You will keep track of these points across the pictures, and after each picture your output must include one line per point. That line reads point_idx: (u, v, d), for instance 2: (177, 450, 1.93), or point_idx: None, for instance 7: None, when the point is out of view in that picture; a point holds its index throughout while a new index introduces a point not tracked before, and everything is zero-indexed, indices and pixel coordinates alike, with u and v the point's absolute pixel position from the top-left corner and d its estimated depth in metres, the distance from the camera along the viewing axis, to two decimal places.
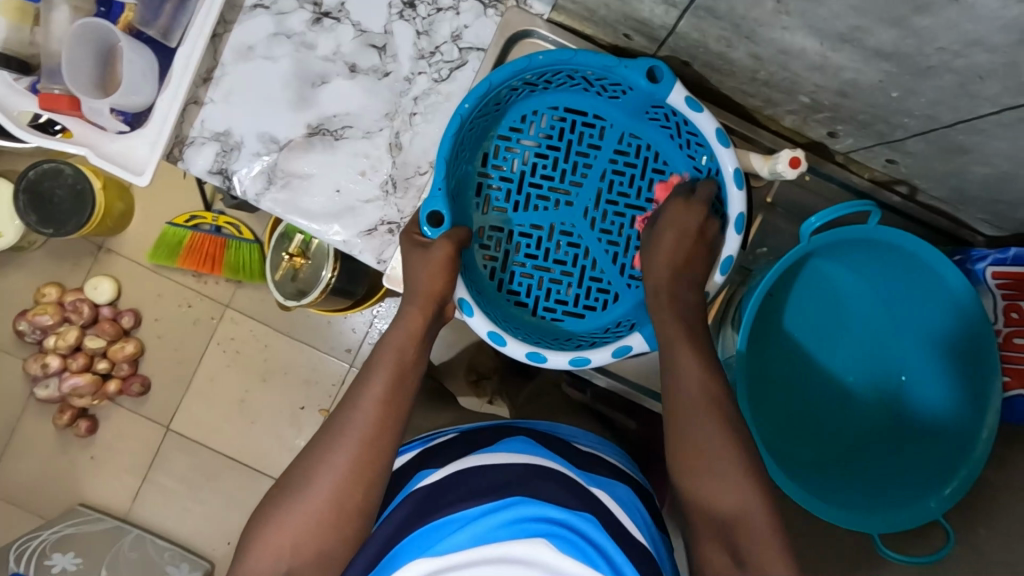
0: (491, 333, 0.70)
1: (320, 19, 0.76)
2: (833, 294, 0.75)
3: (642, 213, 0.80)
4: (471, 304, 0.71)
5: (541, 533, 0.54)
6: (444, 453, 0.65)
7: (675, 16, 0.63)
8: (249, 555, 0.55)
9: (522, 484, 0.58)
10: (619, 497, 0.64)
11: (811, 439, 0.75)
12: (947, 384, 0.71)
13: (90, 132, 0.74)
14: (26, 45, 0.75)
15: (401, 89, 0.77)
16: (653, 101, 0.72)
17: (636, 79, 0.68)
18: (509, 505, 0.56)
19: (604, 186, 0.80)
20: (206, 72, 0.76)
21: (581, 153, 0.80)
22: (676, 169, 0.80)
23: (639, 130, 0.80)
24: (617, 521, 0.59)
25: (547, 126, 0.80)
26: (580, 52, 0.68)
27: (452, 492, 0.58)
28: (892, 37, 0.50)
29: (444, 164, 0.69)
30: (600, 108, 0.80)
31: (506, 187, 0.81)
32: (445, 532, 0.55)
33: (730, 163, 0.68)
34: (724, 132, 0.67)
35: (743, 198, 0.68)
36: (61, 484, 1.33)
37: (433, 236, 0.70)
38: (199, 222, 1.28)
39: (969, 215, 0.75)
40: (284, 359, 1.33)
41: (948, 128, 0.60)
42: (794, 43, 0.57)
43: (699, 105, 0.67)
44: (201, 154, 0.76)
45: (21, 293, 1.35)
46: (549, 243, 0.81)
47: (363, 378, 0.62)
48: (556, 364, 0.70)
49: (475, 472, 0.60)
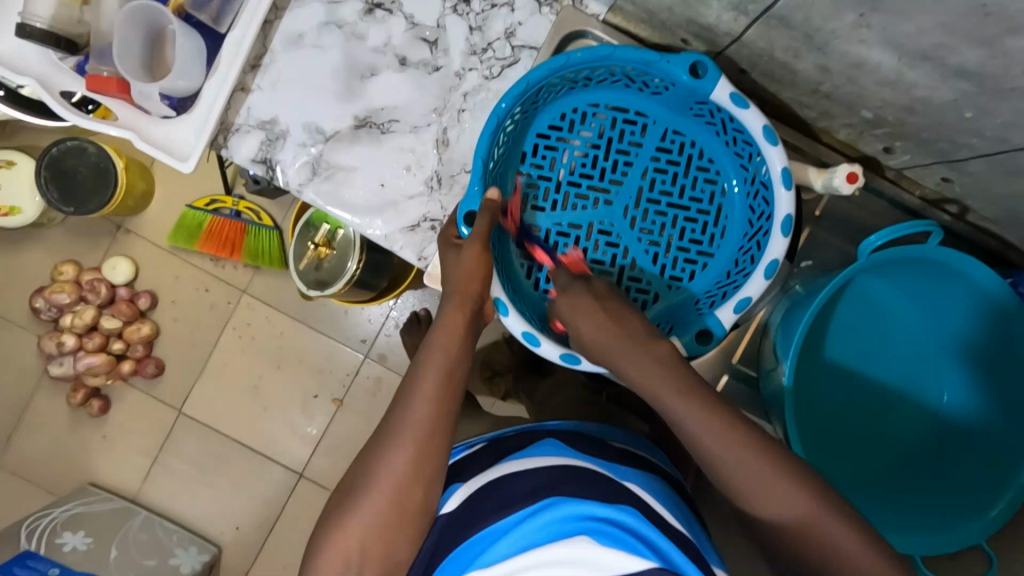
0: (525, 333, 0.70)
1: (372, 10, 0.75)
2: (880, 315, 0.74)
3: (686, 211, 0.79)
4: (507, 303, 0.70)
5: (583, 531, 0.52)
6: (473, 466, 0.66)
7: (744, 23, 0.62)
8: (317, 555, 0.55)
9: (553, 486, 0.57)
10: (654, 491, 0.63)
11: (844, 456, 0.74)
12: (981, 411, 0.72)
13: (135, 115, 0.73)
14: (75, 23, 0.73)
15: (450, 85, 0.76)
16: (696, 96, 0.71)
17: (678, 74, 0.67)
18: (545, 507, 0.54)
19: (646, 184, 0.79)
20: (254, 58, 0.75)
21: (622, 151, 0.79)
22: (721, 168, 0.79)
23: (683, 126, 0.79)
24: (657, 515, 0.58)
25: (588, 124, 0.79)
26: (619, 48, 0.67)
27: (486, 502, 0.58)
28: (978, 57, 0.49)
29: (481, 166, 0.68)
30: (643, 104, 0.79)
31: (545, 185, 0.80)
32: (487, 543, 0.54)
33: (786, 208, 0.67)
34: (771, 130, 0.66)
35: (792, 200, 0.67)
36: (72, 462, 1.33)
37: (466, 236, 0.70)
38: (219, 206, 1.27)
39: (1019, 238, 0.74)
40: (300, 346, 1.32)
41: (1017, 150, 0.59)
42: (869, 57, 0.56)
43: (746, 101, 0.66)
44: (245, 143, 0.75)
45: (38, 268, 1.34)
46: (587, 242, 0.79)
47: (412, 377, 0.61)
48: (588, 368, 0.69)
49: (509, 480, 0.60)
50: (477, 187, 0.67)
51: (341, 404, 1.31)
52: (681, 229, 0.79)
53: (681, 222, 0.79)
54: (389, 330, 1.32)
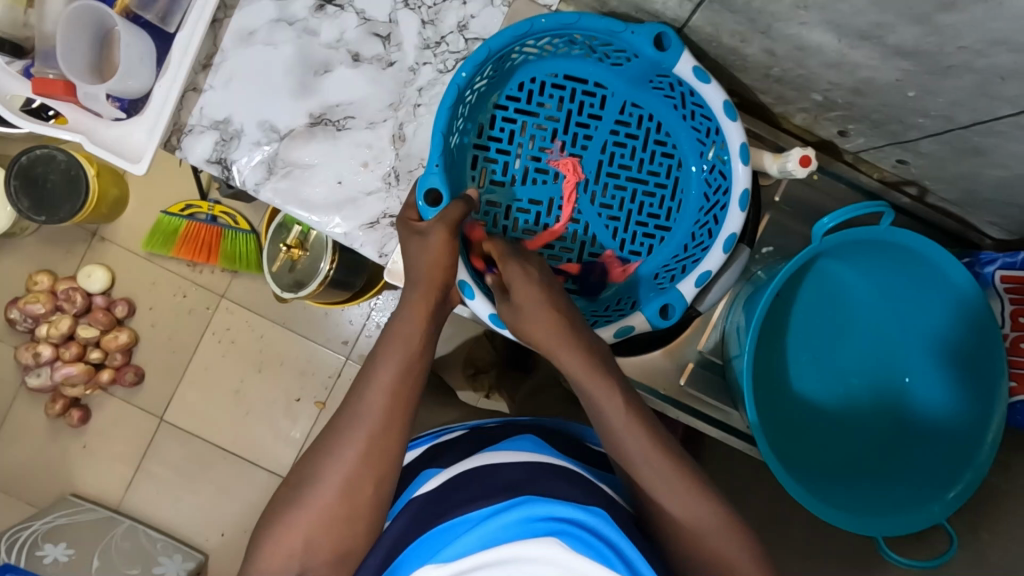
0: (491, 317, 0.69)
1: (323, 6, 0.74)
2: (835, 298, 0.75)
3: (644, 186, 0.79)
4: (472, 286, 0.69)
5: (550, 532, 0.50)
6: (451, 452, 0.65)
7: (689, 8, 0.63)
8: (276, 550, 0.55)
9: (529, 485, 0.55)
10: (631, 497, 0.62)
11: (817, 448, 0.75)
12: (946, 380, 0.72)
13: (84, 119, 0.72)
14: (20, 27, 0.74)
15: (404, 79, 0.75)
16: (658, 69, 0.70)
17: (643, 45, 0.66)
18: (517, 504, 0.52)
19: (605, 158, 0.78)
20: (206, 58, 0.74)
21: (581, 124, 0.78)
22: (678, 141, 0.78)
23: (641, 98, 0.78)
24: (630, 523, 0.57)
25: (546, 95, 0.77)
26: (586, 16, 0.66)
27: (459, 492, 0.57)
28: (914, 34, 0.50)
29: (440, 140, 0.67)
30: (601, 75, 0.77)
31: (504, 160, 0.78)
32: (454, 534, 0.53)
33: (742, 182, 0.68)
34: (731, 104, 0.66)
35: (747, 174, 0.68)
36: (53, 474, 1.32)
37: (431, 217, 0.67)
38: (194, 211, 1.26)
39: (979, 218, 0.75)
40: (280, 350, 1.32)
41: (963, 129, 0.59)
42: (812, 39, 0.57)
43: (707, 76, 0.66)
44: (199, 143, 0.74)
45: (13, 278, 1.33)
46: (548, 218, 0.79)
47: (369, 368, 0.60)
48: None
49: (484, 472, 0.58)
50: (436, 163, 0.66)
51: (324, 406, 1.31)
52: (640, 203, 0.79)
53: (640, 197, 0.79)
54: (371, 331, 1.31)
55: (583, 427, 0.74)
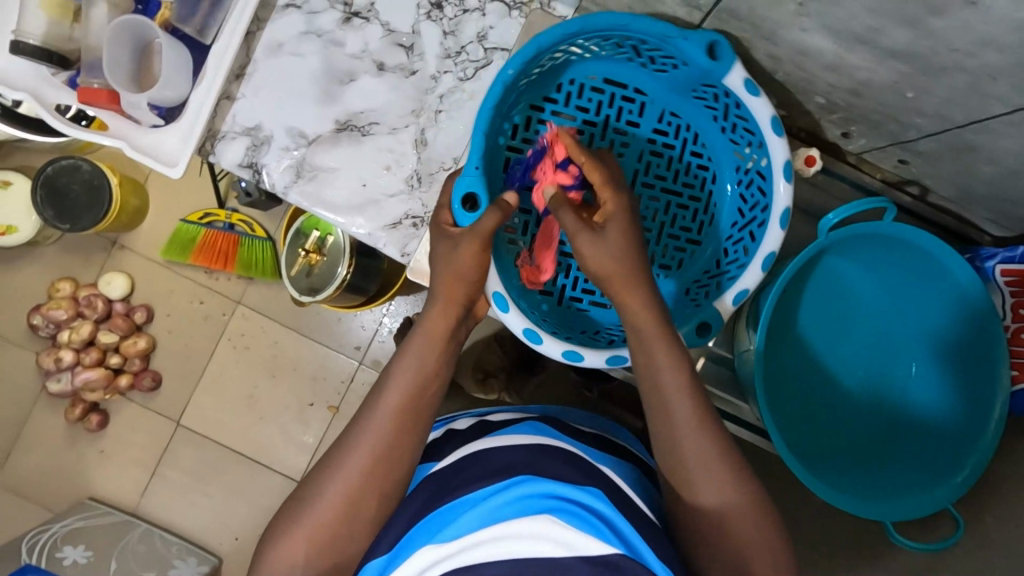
0: (526, 331, 0.71)
1: (350, 18, 0.78)
2: (842, 293, 0.77)
3: (679, 198, 0.82)
4: (505, 299, 0.70)
5: (545, 510, 0.52)
6: (451, 442, 0.67)
7: (697, 18, 0.68)
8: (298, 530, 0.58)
9: (526, 466, 0.58)
10: (629, 476, 0.64)
11: (829, 439, 0.77)
12: (949, 370, 0.75)
13: (126, 127, 0.76)
14: (66, 40, 0.76)
15: (426, 87, 0.79)
16: (706, 78, 0.72)
17: (695, 54, 0.66)
18: (513, 484, 0.55)
19: (642, 167, 0.81)
20: (238, 68, 0.78)
21: (619, 130, 0.81)
22: (714, 155, 0.81)
23: (680, 108, 0.81)
24: (625, 499, 0.58)
25: (584, 97, 0.80)
26: (638, 19, 0.66)
27: (460, 475, 0.59)
28: (908, 38, 0.53)
29: (480, 141, 0.69)
30: (643, 80, 0.80)
31: None
32: (452, 516, 0.54)
33: (784, 201, 0.69)
34: (778, 120, 0.67)
35: (791, 192, 0.68)
36: (70, 478, 1.35)
37: (467, 224, 0.67)
38: (212, 219, 1.31)
39: (977, 215, 0.78)
40: (294, 355, 1.35)
41: (957, 126, 0.62)
42: (813, 44, 0.61)
43: (757, 88, 0.67)
44: (231, 148, 0.79)
45: (35, 286, 1.36)
46: None
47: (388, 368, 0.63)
48: (593, 363, 0.70)
49: (486, 452, 0.61)
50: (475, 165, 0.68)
51: (337, 411, 1.33)
52: (673, 215, 0.82)
53: (673, 209, 0.82)
54: (383, 337, 1.34)
55: (584, 415, 0.76)
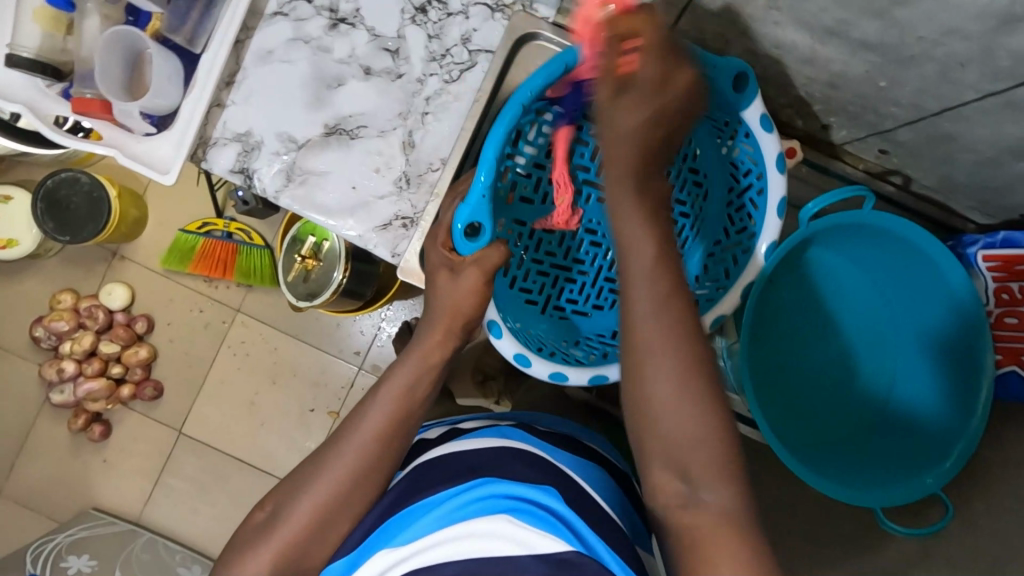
0: (517, 355, 0.73)
1: (336, 25, 0.80)
2: (828, 284, 0.78)
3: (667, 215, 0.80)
4: (501, 326, 0.72)
5: (504, 510, 0.53)
6: (421, 448, 0.68)
7: (674, 15, 0.69)
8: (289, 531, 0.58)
9: (489, 467, 0.58)
10: (596, 479, 0.64)
11: (819, 430, 0.78)
12: (936, 355, 0.76)
13: (119, 135, 0.78)
14: (59, 52, 0.78)
15: (412, 90, 0.81)
16: (722, 107, 0.70)
17: (723, 85, 0.64)
18: (474, 487, 0.55)
19: None
20: (228, 76, 0.80)
21: None
22: (709, 172, 0.79)
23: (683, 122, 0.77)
24: (589, 502, 0.59)
25: None
26: None
27: (425, 478, 0.60)
28: (876, 28, 0.54)
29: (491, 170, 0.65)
30: None
31: (538, 176, 0.80)
32: (415, 519, 0.55)
33: (771, 234, 0.69)
34: (785, 158, 0.68)
35: (779, 228, 0.69)
36: (74, 488, 1.36)
37: (468, 253, 0.66)
38: (210, 229, 1.32)
39: (961, 204, 0.78)
40: (294, 361, 1.36)
41: (934, 116, 0.63)
42: (787, 38, 0.62)
43: (770, 126, 0.68)
44: (223, 155, 0.80)
45: (37, 298, 1.38)
46: (574, 240, 0.86)
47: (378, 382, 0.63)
48: (577, 382, 0.73)
49: (451, 455, 0.61)
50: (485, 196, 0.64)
51: (337, 416, 1.34)
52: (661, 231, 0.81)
53: None
54: (382, 342, 1.35)
55: (558, 419, 0.76)
